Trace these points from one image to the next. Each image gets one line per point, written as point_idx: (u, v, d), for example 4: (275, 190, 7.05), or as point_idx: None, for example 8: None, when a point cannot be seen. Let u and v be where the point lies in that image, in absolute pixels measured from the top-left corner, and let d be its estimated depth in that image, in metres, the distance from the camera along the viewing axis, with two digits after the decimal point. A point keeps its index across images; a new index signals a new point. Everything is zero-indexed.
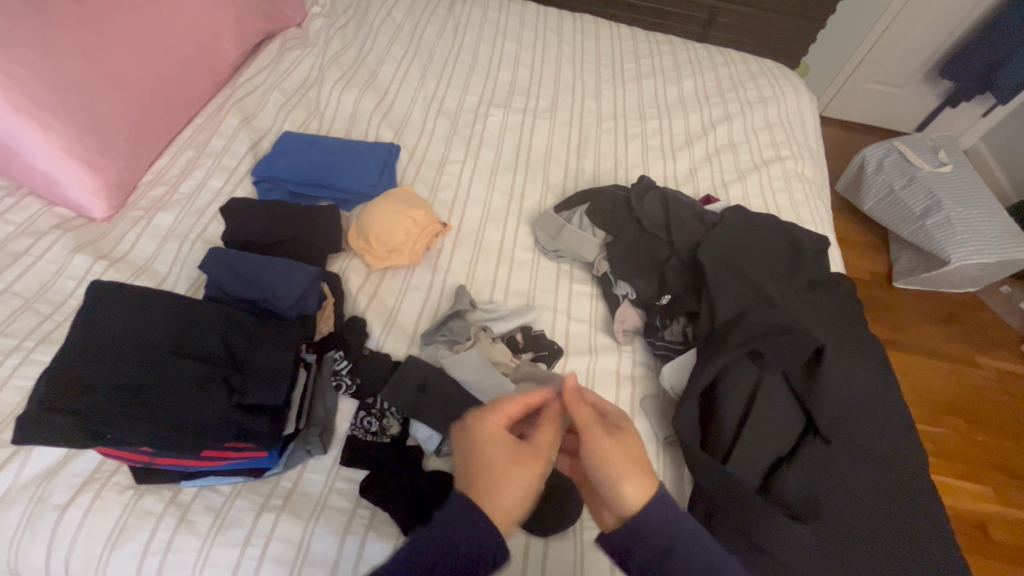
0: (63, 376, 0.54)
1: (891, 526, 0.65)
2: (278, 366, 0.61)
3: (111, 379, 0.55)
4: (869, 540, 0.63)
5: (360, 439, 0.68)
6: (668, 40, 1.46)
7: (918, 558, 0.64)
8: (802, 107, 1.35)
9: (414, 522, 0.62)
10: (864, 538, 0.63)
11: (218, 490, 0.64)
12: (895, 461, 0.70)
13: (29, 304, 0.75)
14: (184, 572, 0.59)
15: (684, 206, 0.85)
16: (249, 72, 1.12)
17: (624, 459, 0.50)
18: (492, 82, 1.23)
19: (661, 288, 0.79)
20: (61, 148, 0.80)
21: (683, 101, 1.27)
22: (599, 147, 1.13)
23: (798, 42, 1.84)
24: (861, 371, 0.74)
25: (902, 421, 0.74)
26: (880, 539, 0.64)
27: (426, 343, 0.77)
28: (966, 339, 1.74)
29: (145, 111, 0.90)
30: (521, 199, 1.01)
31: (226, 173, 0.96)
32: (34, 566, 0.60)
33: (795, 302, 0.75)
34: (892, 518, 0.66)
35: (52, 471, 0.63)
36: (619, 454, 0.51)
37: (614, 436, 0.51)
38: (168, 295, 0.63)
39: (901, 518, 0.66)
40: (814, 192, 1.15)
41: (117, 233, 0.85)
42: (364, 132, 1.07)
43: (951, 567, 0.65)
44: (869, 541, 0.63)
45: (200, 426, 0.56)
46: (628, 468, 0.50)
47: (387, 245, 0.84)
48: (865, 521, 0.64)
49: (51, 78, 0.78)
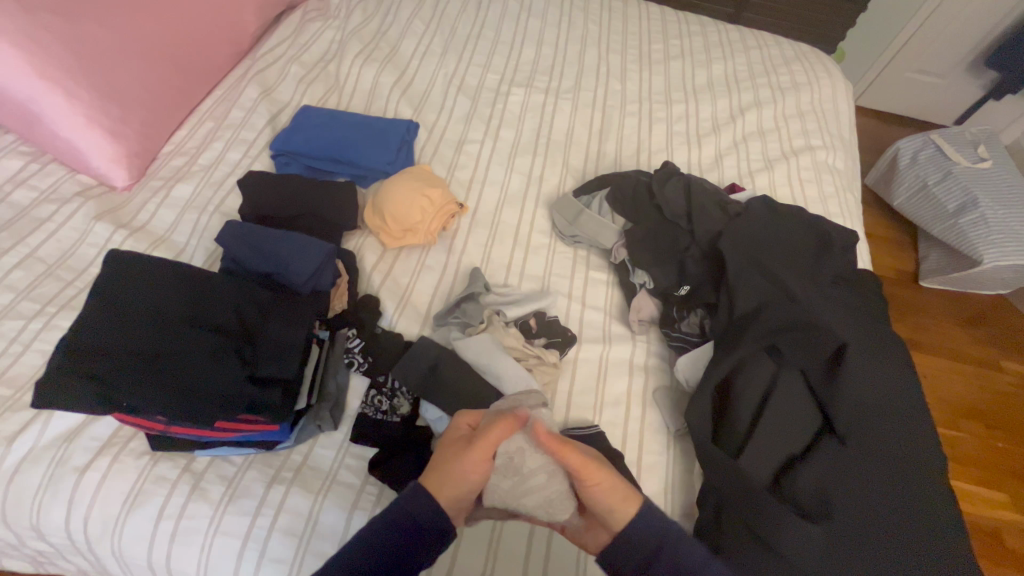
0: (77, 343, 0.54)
1: (916, 541, 0.60)
2: (291, 339, 0.62)
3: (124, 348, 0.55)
4: (892, 554, 0.59)
5: (371, 417, 0.68)
6: (699, 20, 1.41)
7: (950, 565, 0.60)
8: (838, 94, 1.29)
9: None
10: (886, 549, 0.59)
11: (231, 460, 0.65)
12: (924, 463, 0.65)
13: (52, 271, 0.76)
14: (196, 538, 0.60)
15: (708, 193, 0.80)
16: (269, 44, 1.10)
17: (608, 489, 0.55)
18: (514, 60, 1.20)
19: (680, 278, 0.76)
20: (83, 115, 0.80)
21: (712, 85, 1.23)
22: (622, 131, 1.10)
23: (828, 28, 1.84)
24: (890, 366, 0.70)
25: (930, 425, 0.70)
26: (906, 553, 0.59)
27: (439, 325, 0.77)
28: (992, 342, 1.69)
29: (167, 81, 0.90)
30: (539, 183, 0.99)
31: (245, 146, 0.95)
32: (54, 524, 0.62)
33: (818, 295, 0.72)
34: (919, 530, 0.61)
35: (72, 434, 0.65)
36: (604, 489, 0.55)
37: (600, 468, 0.55)
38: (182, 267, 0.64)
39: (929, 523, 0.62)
40: (844, 185, 1.11)
41: (138, 203, 0.86)
42: (383, 107, 1.04)
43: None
44: (889, 554, 0.59)
45: (211, 394, 0.56)
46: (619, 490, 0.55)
47: (403, 225, 0.83)
48: (893, 525, 0.60)
49: (73, 45, 0.79)
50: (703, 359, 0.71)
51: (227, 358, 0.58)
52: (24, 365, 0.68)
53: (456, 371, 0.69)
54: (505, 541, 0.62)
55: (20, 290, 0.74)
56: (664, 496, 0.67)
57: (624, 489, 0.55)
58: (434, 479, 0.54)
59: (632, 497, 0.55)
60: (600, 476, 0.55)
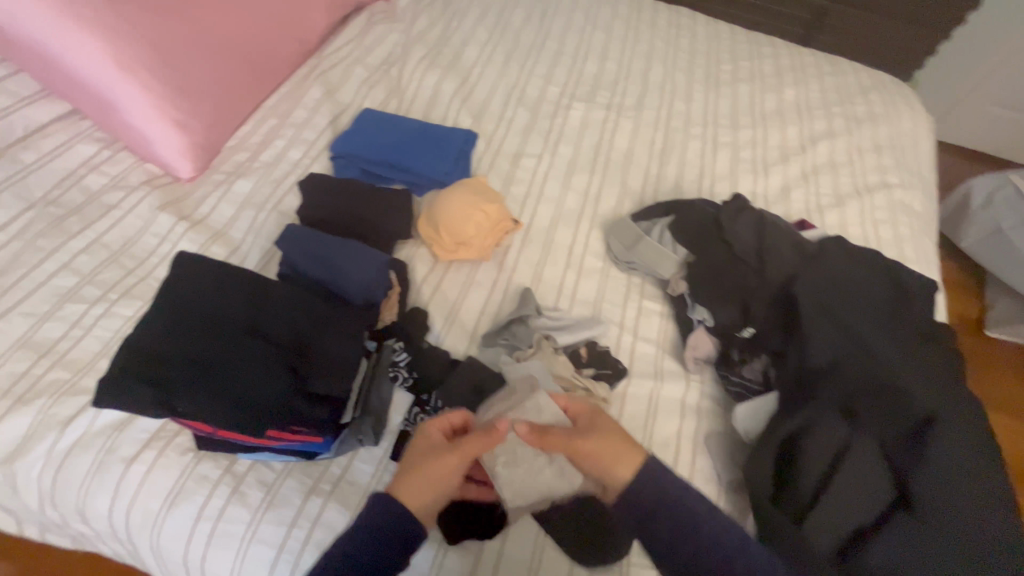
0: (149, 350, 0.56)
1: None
2: (340, 352, 0.61)
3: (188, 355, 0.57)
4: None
5: (413, 436, 0.67)
6: (771, 42, 1.35)
7: None
8: (918, 128, 1.21)
9: (459, 530, 0.61)
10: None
11: (271, 466, 0.64)
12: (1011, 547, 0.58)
13: (115, 257, 0.78)
14: (232, 542, 0.60)
15: (782, 232, 0.76)
16: (335, 45, 1.11)
17: (602, 448, 0.54)
18: (577, 73, 1.17)
19: (744, 318, 0.72)
20: (156, 107, 0.82)
21: (782, 111, 1.17)
22: (685, 154, 1.06)
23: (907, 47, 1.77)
24: (974, 434, 0.64)
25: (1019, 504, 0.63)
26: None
27: (486, 345, 0.75)
28: None
29: (236, 76, 0.92)
30: (595, 203, 0.96)
31: (305, 145, 0.96)
32: (98, 512, 0.63)
33: (897, 351, 0.67)
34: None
35: (122, 424, 0.65)
36: (596, 449, 0.54)
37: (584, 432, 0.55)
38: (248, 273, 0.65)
39: None
40: (921, 227, 1.04)
41: (200, 195, 0.87)
42: (443, 114, 1.03)
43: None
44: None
45: (260, 405, 0.55)
46: (611, 448, 0.54)
47: (457, 238, 0.81)
48: None
49: (152, 38, 0.81)
50: (765, 410, 0.66)
51: (277, 368, 0.58)
52: (83, 350, 0.69)
53: (502, 397, 0.67)
54: None
55: (85, 274, 0.76)
56: None
57: (614, 448, 0.54)
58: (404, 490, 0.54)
59: (623, 454, 0.53)
60: (581, 439, 0.54)
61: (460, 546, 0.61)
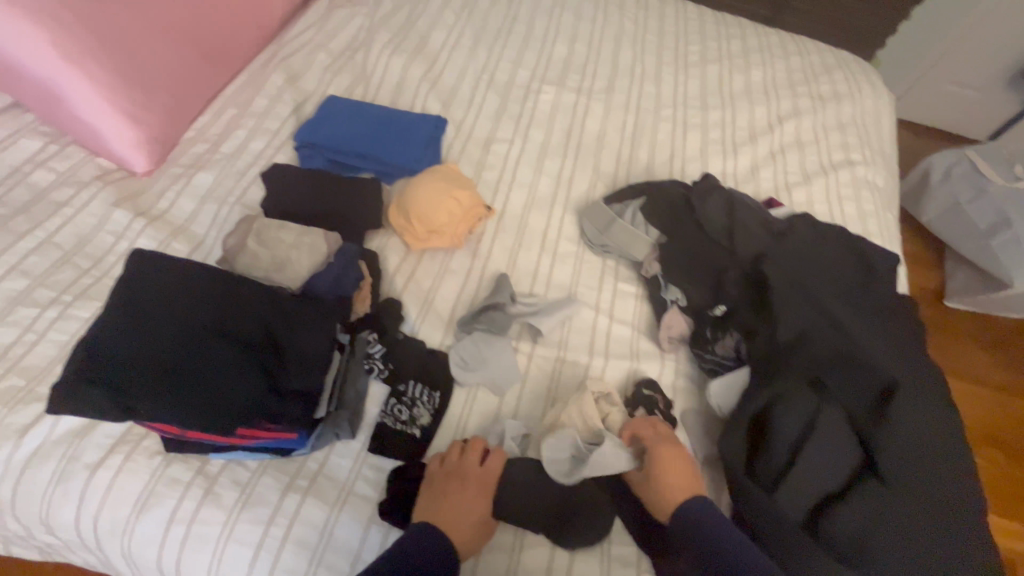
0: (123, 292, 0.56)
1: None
2: (319, 352, 0.59)
3: (158, 347, 0.53)
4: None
5: (389, 427, 0.66)
6: (738, 23, 1.35)
7: None
8: (880, 106, 1.24)
9: None
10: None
11: (245, 465, 0.63)
12: (947, 512, 0.62)
13: (68, 258, 0.74)
14: (208, 544, 0.59)
15: (751, 212, 0.77)
16: (296, 31, 1.07)
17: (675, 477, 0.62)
18: (546, 56, 1.16)
19: (716, 297, 0.73)
20: (104, 99, 0.78)
21: (750, 92, 1.18)
22: (655, 136, 1.06)
23: (865, 31, 1.83)
24: (926, 399, 0.65)
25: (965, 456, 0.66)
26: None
27: (463, 332, 0.74)
28: (1016, 371, 1.63)
29: (192, 65, 0.87)
30: (568, 187, 0.95)
31: (268, 135, 0.92)
32: (64, 521, 0.61)
33: (865, 327, 0.68)
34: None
35: (84, 430, 0.63)
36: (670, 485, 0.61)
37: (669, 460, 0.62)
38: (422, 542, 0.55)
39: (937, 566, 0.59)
40: (884, 203, 1.07)
41: (158, 189, 0.84)
42: (411, 101, 1.01)
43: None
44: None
45: (233, 409, 0.53)
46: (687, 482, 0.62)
47: (429, 227, 0.80)
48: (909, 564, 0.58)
49: (97, 26, 0.76)
50: (738, 383, 0.67)
51: (252, 369, 0.55)
52: (38, 355, 0.66)
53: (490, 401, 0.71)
54: (524, 565, 0.60)
55: (36, 276, 0.72)
56: None
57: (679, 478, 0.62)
58: (442, 522, 0.58)
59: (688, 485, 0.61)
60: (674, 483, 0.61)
61: None
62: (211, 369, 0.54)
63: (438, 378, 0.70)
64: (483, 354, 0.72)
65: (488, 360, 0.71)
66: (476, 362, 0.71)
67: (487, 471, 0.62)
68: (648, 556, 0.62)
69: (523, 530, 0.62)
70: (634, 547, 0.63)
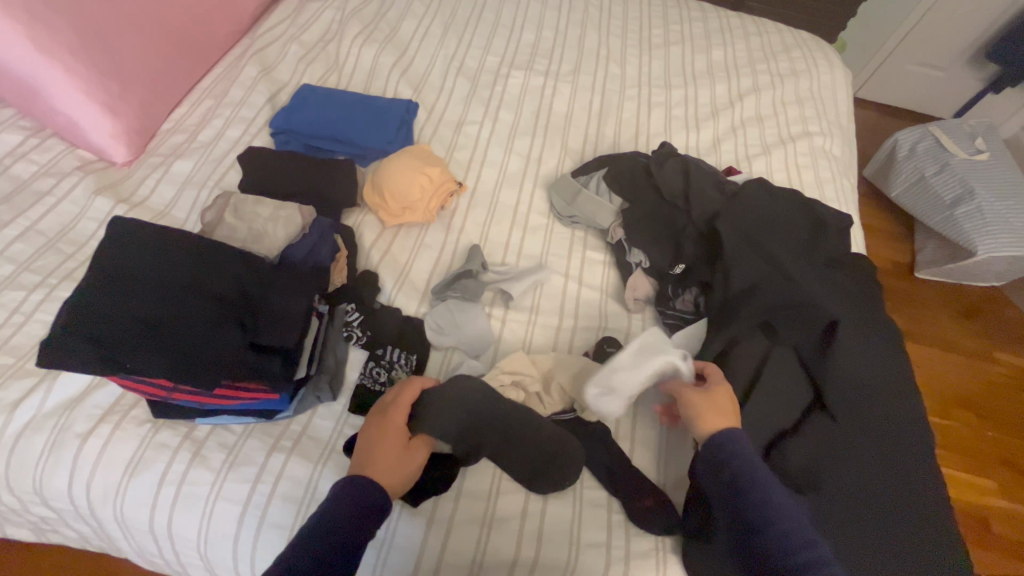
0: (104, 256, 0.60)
1: (910, 515, 0.64)
2: (293, 313, 0.64)
3: (140, 303, 0.58)
4: (883, 518, 0.62)
5: (368, 388, 0.69)
6: (700, 7, 1.40)
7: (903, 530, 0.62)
8: (837, 81, 1.30)
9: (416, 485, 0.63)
10: (884, 519, 0.62)
11: (231, 429, 0.66)
12: (894, 445, 0.66)
13: (52, 244, 0.77)
14: (197, 503, 0.61)
15: (705, 175, 0.83)
16: (269, 25, 1.10)
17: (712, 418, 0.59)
18: (514, 42, 1.20)
19: (675, 258, 0.78)
20: (83, 91, 0.80)
21: (711, 71, 1.23)
22: (621, 114, 1.10)
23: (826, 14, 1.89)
24: (865, 341, 0.71)
25: (906, 394, 0.71)
26: (901, 532, 0.62)
27: (437, 299, 0.78)
28: (988, 335, 1.67)
29: (166, 58, 0.90)
30: (538, 164, 0.99)
31: (244, 123, 0.95)
32: (57, 489, 0.64)
33: (814, 277, 0.73)
34: (906, 506, 0.63)
35: (74, 402, 0.66)
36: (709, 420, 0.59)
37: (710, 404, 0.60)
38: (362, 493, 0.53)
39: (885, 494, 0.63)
40: (841, 171, 1.12)
41: (138, 178, 0.86)
42: (383, 88, 1.05)
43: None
44: (883, 521, 0.62)
45: (213, 362, 0.58)
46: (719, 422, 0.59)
47: (402, 202, 0.83)
48: (859, 492, 0.63)
49: (72, 19, 0.78)
50: (696, 334, 0.72)
51: (229, 326, 0.60)
52: (25, 335, 0.69)
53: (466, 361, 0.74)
54: (501, 510, 0.63)
55: (21, 261, 0.74)
56: (657, 468, 0.69)
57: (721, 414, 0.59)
58: (370, 473, 0.55)
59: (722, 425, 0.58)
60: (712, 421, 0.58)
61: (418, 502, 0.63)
62: (191, 324, 0.59)
63: (414, 342, 0.74)
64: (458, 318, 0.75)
65: (462, 323, 0.74)
66: (451, 326, 0.74)
67: (397, 404, 0.60)
68: (618, 497, 0.65)
69: (499, 479, 0.66)
70: (604, 491, 0.66)
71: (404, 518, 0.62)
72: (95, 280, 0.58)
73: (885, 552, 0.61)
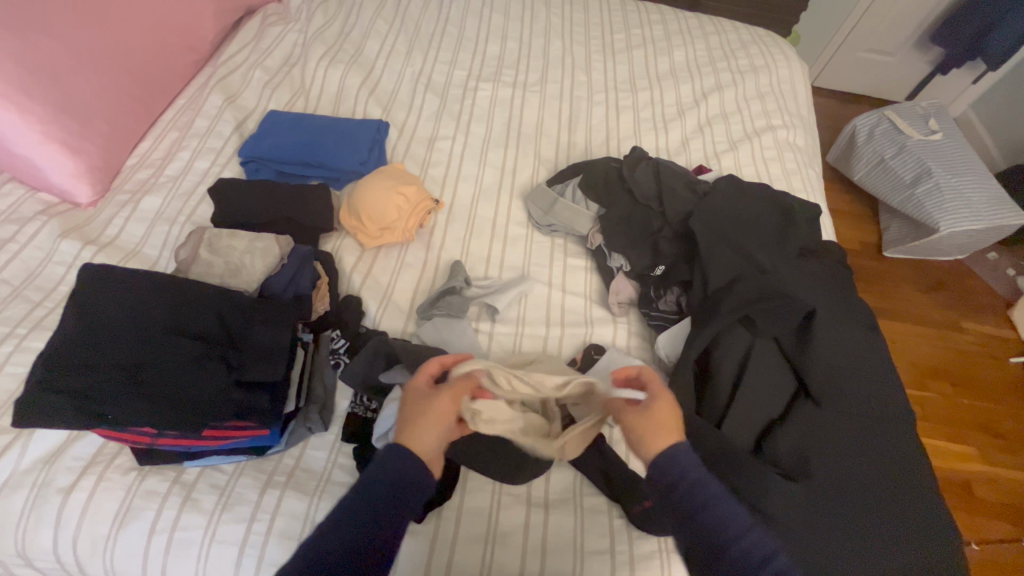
0: (78, 306, 0.59)
1: (892, 489, 0.67)
2: (277, 345, 0.63)
3: (116, 348, 0.57)
4: (870, 496, 0.66)
5: (360, 416, 0.68)
6: (658, 10, 1.44)
7: (883, 505, 0.66)
8: (795, 74, 1.34)
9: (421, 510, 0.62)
10: (872, 497, 0.66)
11: (222, 469, 0.65)
12: (869, 424, 0.70)
13: (18, 292, 0.74)
14: (191, 550, 0.60)
15: (675, 176, 0.85)
16: (230, 51, 1.09)
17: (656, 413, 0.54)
18: (480, 55, 1.21)
19: (654, 259, 0.80)
20: (40, 132, 0.77)
21: (674, 71, 1.26)
22: (590, 120, 1.12)
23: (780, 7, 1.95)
24: (837, 327, 0.73)
25: (880, 373, 0.74)
26: (889, 506, 0.66)
27: (422, 319, 0.77)
28: (956, 305, 1.73)
29: (124, 93, 0.88)
30: (512, 175, 1.00)
31: (213, 154, 0.94)
32: (41, 548, 0.61)
33: (786, 269, 0.76)
34: (884, 481, 0.67)
35: (54, 456, 0.63)
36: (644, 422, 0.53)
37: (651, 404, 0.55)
38: (400, 457, 0.49)
39: (864, 473, 0.67)
40: (806, 161, 1.15)
41: (104, 218, 0.84)
42: (352, 110, 1.05)
43: (951, 554, 0.66)
44: (866, 498, 0.66)
45: (199, 402, 0.57)
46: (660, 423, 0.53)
47: (380, 223, 0.83)
48: (841, 473, 0.66)
49: (24, 58, 0.75)
50: (680, 334, 0.74)
51: (212, 364, 0.59)
52: None
53: None
54: (503, 527, 0.63)
55: None
56: None
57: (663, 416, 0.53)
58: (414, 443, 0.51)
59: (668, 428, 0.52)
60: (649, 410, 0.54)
61: (419, 526, 0.63)
62: (171, 366, 0.57)
63: None
64: (449, 334, 0.74)
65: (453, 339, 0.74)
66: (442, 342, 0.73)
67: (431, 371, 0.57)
68: (618, 503, 0.66)
69: (498, 494, 0.66)
70: (603, 497, 0.67)
71: (405, 543, 0.62)
72: (69, 332, 0.57)
73: (875, 528, 0.64)
